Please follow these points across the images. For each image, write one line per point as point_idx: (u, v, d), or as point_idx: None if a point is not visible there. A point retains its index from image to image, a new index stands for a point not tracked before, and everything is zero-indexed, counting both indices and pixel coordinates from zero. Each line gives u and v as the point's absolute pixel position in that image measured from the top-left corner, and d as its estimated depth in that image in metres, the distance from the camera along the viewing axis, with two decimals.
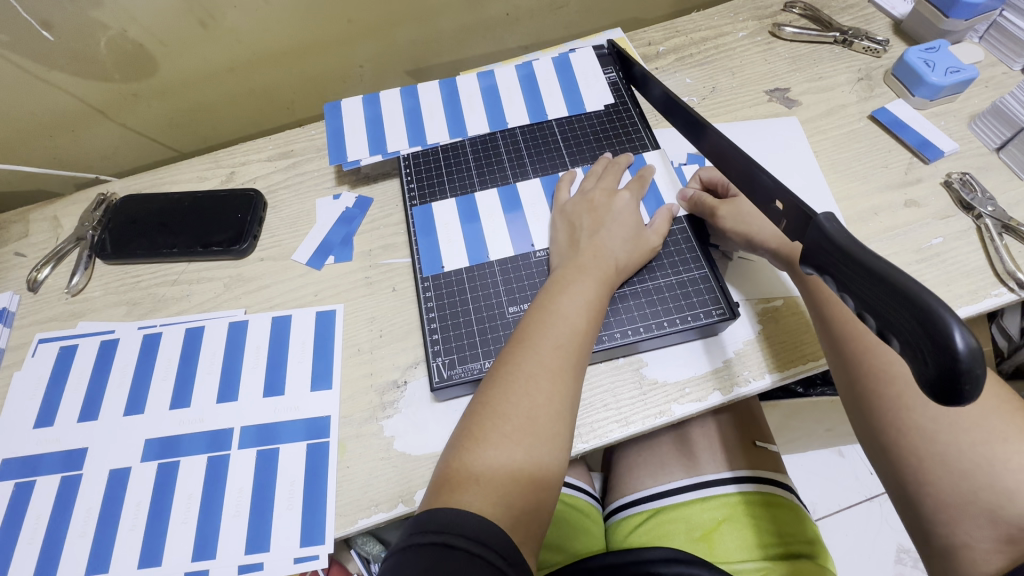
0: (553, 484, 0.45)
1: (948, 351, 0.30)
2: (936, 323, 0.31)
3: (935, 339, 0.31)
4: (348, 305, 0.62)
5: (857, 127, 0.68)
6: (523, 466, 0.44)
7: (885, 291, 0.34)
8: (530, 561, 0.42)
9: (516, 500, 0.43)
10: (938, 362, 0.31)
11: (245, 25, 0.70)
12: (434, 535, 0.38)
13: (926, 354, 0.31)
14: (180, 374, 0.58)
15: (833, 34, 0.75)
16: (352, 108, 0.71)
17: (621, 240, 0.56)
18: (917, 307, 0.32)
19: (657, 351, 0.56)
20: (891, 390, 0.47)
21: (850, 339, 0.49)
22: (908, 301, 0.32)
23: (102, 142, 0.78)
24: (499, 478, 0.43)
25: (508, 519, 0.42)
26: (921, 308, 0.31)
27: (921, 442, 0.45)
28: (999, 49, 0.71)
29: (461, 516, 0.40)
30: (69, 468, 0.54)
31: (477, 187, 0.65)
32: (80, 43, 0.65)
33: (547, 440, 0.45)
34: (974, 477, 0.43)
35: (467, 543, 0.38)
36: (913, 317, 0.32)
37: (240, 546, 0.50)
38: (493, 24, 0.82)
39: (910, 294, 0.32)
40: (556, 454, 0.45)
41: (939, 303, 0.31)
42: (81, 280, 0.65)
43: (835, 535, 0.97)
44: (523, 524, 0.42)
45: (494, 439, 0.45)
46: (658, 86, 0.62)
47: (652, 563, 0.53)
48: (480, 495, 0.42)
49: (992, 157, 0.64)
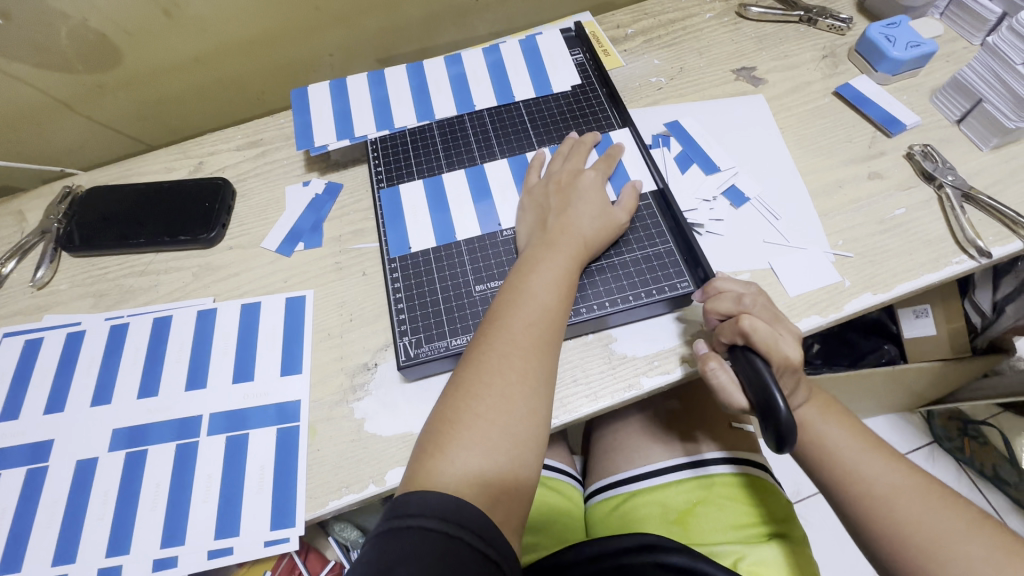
0: (533, 461, 0.45)
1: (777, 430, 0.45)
2: (770, 411, 0.45)
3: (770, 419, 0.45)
4: (318, 291, 0.61)
5: (822, 103, 0.69)
6: (500, 448, 0.44)
7: (752, 378, 0.47)
8: (512, 540, 0.42)
9: (492, 479, 0.43)
10: (772, 433, 0.45)
11: (209, 13, 0.69)
12: (412, 518, 0.38)
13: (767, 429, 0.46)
14: (148, 364, 0.58)
15: (798, 13, 0.76)
16: (320, 96, 0.71)
17: (590, 217, 0.56)
18: (764, 396, 0.46)
19: (627, 325, 0.57)
20: (846, 474, 0.49)
21: (814, 454, 0.51)
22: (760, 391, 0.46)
23: (69, 135, 0.77)
24: (477, 460, 0.43)
25: (485, 500, 0.42)
26: (766, 399, 0.46)
27: (862, 488, 0.48)
28: (960, 25, 0.72)
29: (437, 497, 0.39)
30: (35, 461, 0.54)
31: (444, 169, 0.65)
32: (40, 33, 0.64)
33: (523, 419, 0.45)
34: (905, 526, 0.45)
35: (446, 524, 0.38)
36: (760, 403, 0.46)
37: (209, 532, 0.50)
38: (463, 10, 0.82)
39: (764, 388, 0.46)
40: (533, 431, 0.45)
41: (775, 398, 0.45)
42: (46, 273, 0.64)
43: (817, 514, 0.99)
44: (503, 503, 0.42)
45: (468, 421, 0.44)
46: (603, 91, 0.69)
47: (621, 555, 0.53)
48: (456, 478, 0.42)
49: (953, 130, 0.65)
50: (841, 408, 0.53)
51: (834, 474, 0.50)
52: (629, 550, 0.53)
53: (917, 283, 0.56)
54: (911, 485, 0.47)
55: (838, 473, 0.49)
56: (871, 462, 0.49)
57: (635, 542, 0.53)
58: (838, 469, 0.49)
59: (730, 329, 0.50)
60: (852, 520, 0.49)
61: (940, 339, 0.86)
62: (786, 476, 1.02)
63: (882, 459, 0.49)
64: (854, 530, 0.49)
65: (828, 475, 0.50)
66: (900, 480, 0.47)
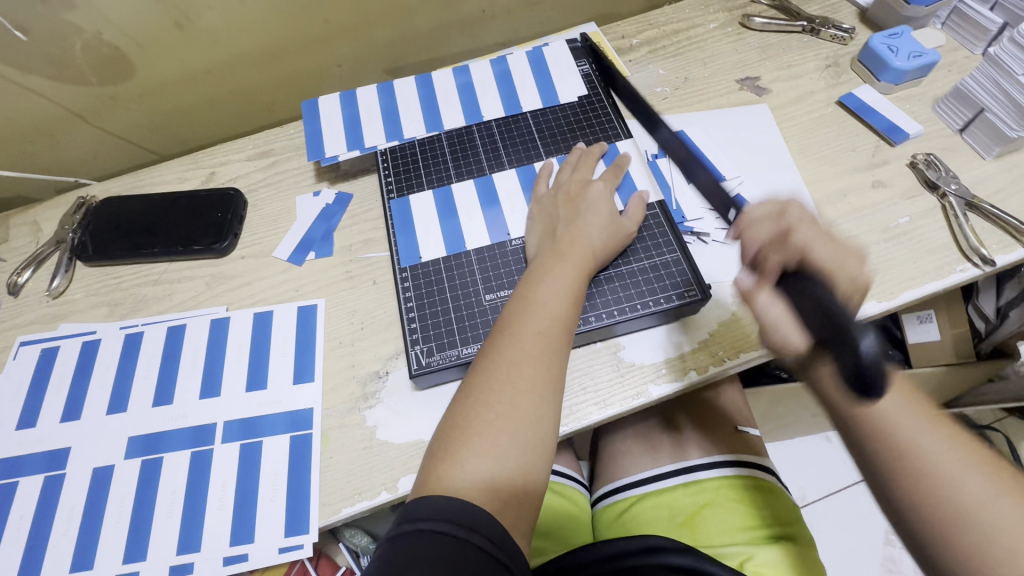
0: (542, 467, 0.46)
1: (857, 358, 0.40)
2: (852, 341, 0.40)
3: (851, 353, 0.40)
4: (330, 300, 0.62)
5: (825, 113, 0.70)
6: (510, 454, 0.44)
7: (817, 307, 0.42)
8: (521, 544, 0.43)
9: (502, 484, 0.43)
10: (851, 368, 0.40)
11: (221, 26, 0.71)
12: (424, 521, 0.39)
13: (843, 358, 0.41)
14: (163, 372, 0.59)
15: (801, 23, 0.76)
16: (330, 107, 0.72)
17: (598, 227, 0.57)
18: (841, 327, 0.40)
19: (634, 333, 0.57)
20: (900, 446, 0.42)
21: (870, 423, 0.44)
22: (832, 316, 0.41)
23: (82, 146, 0.78)
24: (487, 466, 0.44)
25: (495, 504, 0.42)
26: (844, 329, 0.40)
27: (916, 463, 0.42)
28: (961, 35, 0.73)
29: (448, 502, 0.40)
30: (52, 469, 0.54)
31: (453, 179, 0.66)
32: (56, 47, 0.65)
33: (533, 425, 0.46)
34: (967, 510, 0.40)
35: (457, 528, 0.38)
36: (832, 328, 0.41)
37: (224, 539, 0.51)
38: (470, 21, 0.83)
39: (837, 317, 0.41)
40: (542, 438, 0.46)
41: (856, 328, 0.40)
42: (62, 282, 0.65)
43: (823, 519, 0.99)
44: (512, 507, 0.43)
45: (479, 428, 0.45)
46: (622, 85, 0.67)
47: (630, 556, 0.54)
48: (467, 483, 0.43)
49: (956, 138, 0.66)
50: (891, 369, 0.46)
51: (887, 445, 0.43)
52: (637, 552, 0.54)
53: (921, 291, 0.57)
54: (977, 466, 0.41)
55: (890, 444, 0.43)
56: (930, 435, 0.42)
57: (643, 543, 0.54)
58: (892, 439, 0.43)
59: (781, 253, 0.48)
60: (901, 497, 0.42)
61: (944, 345, 0.86)
62: (792, 481, 1.03)
63: (945, 436, 0.42)
64: (898, 510, 0.43)
65: (878, 445, 0.43)
66: (962, 458, 0.41)
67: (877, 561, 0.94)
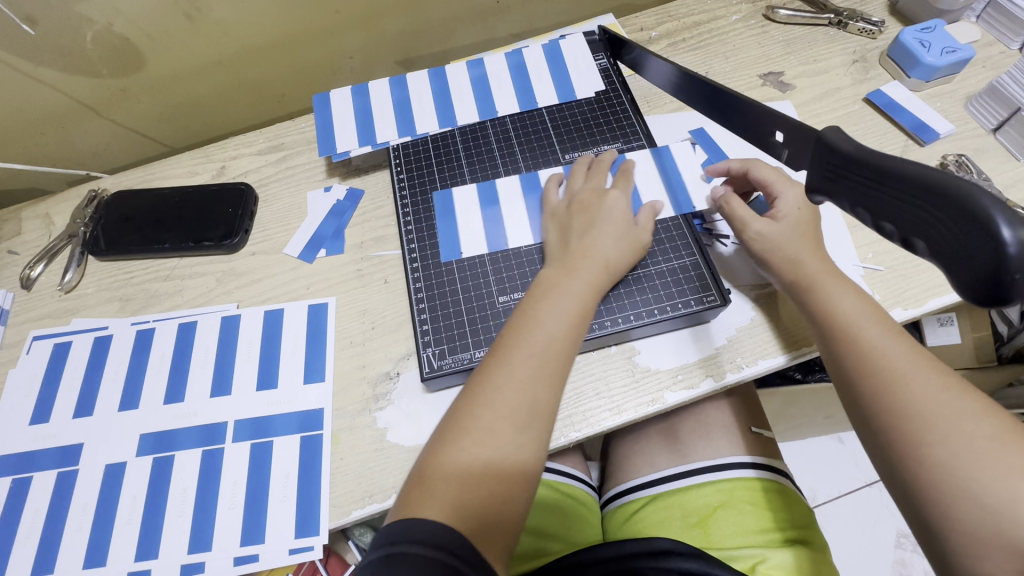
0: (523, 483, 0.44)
1: (998, 251, 0.34)
2: (986, 223, 0.34)
3: (985, 235, 0.34)
4: (340, 298, 0.61)
5: (851, 110, 0.67)
6: (484, 469, 0.43)
7: (931, 197, 0.37)
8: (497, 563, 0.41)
9: (473, 503, 0.42)
10: (990, 255, 0.34)
11: (231, 16, 0.69)
12: (377, 549, 0.38)
13: (973, 254, 0.35)
14: (174, 369, 0.59)
15: (827, 16, 0.74)
16: (341, 100, 0.71)
17: (614, 239, 0.55)
18: (972, 212, 0.35)
19: (648, 338, 0.56)
20: (869, 346, 0.44)
21: (838, 326, 0.46)
22: (953, 204, 0.36)
23: (93, 137, 0.78)
24: (460, 484, 0.42)
25: (464, 525, 0.40)
26: (976, 211, 0.35)
27: (880, 360, 0.43)
28: (998, 29, 0.70)
29: (403, 524, 0.39)
30: (65, 464, 0.55)
31: (467, 177, 0.65)
32: (67, 38, 0.64)
33: (511, 443, 0.44)
34: (919, 400, 0.41)
35: (405, 544, 0.37)
36: (963, 219, 0.35)
37: (235, 539, 0.51)
38: (483, 12, 0.81)
39: (966, 200, 0.35)
40: (523, 454, 0.44)
41: (990, 203, 0.34)
42: (74, 277, 0.65)
43: (834, 521, 0.98)
44: (485, 528, 0.41)
45: (453, 447, 0.44)
46: (668, 64, 0.61)
47: (635, 559, 0.53)
48: (434, 503, 0.41)
49: (989, 138, 0.63)
50: (862, 295, 0.48)
51: (854, 346, 0.45)
52: (645, 554, 0.53)
53: (948, 298, 0.55)
54: (930, 366, 0.42)
55: (857, 346, 0.45)
56: (893, 342, 0.44)
57: (651, 546, 0.53)
58: (858, 343, 0.45)
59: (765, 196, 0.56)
60: (860, 396, 0.43)
61: (965, 349, 0.84)
62: (803, 481, 1.02)
63: (903, 344, 0.44)
64: (856, 410, 0.44)
65: (846, 348, 0.45)
66: (922, 361, 0.43)
67: (889, 563, 0.93)
